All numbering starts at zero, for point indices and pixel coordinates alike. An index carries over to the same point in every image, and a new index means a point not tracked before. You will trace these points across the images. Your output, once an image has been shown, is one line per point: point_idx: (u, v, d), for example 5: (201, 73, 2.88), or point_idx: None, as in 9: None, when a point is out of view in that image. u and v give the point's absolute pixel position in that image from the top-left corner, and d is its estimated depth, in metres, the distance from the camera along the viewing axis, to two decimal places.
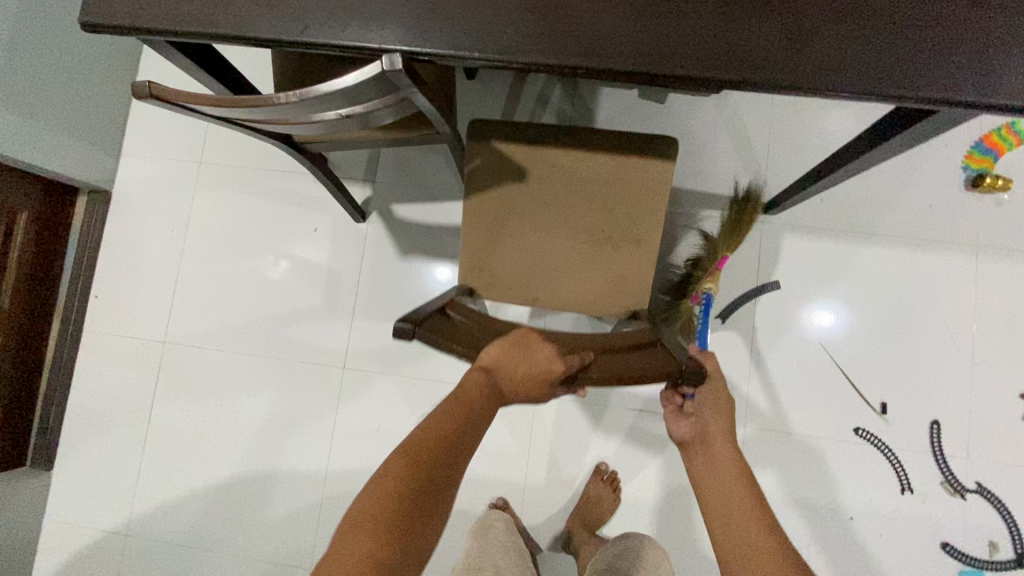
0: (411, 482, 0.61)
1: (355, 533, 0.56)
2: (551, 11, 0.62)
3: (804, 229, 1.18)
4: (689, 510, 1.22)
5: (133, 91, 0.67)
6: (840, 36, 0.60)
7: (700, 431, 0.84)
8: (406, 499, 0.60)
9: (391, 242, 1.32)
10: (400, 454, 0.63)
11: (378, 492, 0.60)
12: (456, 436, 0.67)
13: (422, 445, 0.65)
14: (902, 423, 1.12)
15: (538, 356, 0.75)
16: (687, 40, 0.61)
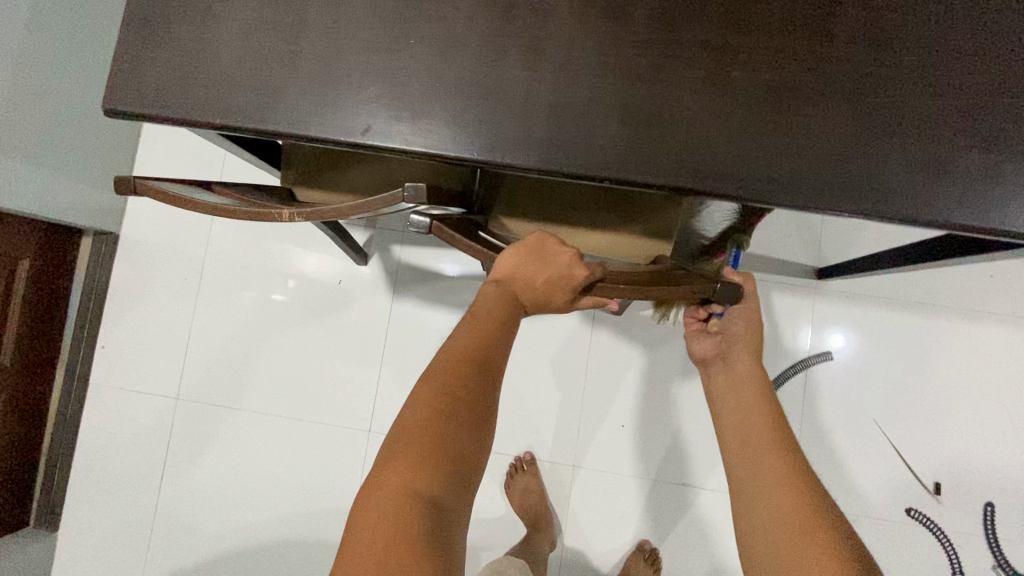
0: (433, 416, 0.52)
1: (382, 472, 0.49)
2: (652, 121, 0.55)
3: (855, 297, 1.13)
4: None
5: (116, 185, 0.62)
6: (985, 163, 0.52)
7: (727, 349, 0.75)
8: (430, 433, 0.51)
9: (386, 282, 1.25)
10: (419, 389, 0.54)
11: (400, 431, 0.51)
12: (478, 359, 0.56)
13: (441, 373, 0.54)
14: (955, 504, 1.08)
15: (557, 261, 0.64)
16: (803, 160, 0.53)
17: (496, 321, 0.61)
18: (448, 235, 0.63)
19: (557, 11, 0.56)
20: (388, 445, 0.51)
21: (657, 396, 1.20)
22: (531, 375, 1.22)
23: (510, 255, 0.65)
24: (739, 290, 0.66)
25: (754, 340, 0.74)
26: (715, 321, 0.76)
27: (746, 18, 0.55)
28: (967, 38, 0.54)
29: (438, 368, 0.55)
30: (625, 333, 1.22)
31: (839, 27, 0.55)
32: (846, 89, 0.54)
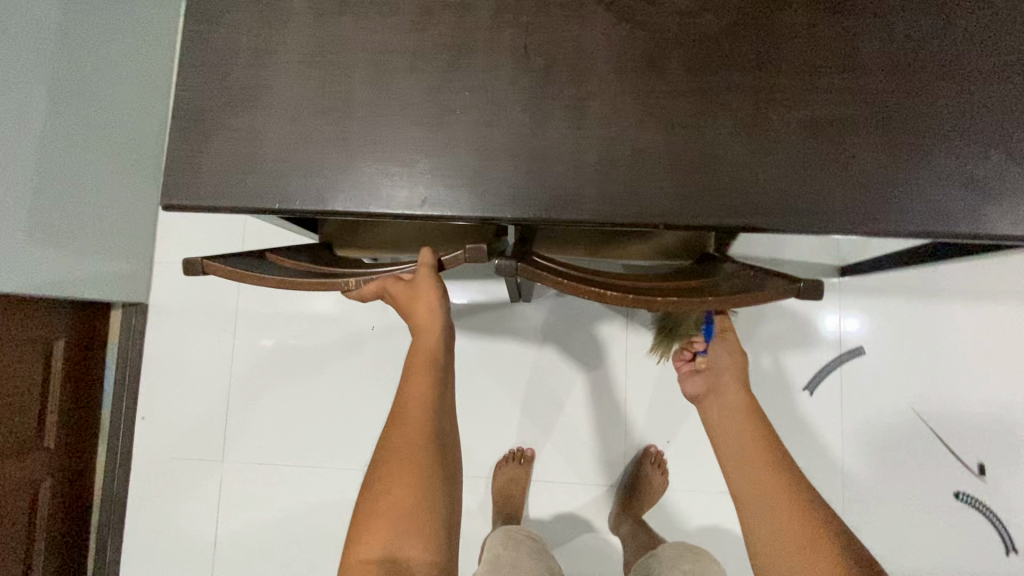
0: (403, 489, 0.59)
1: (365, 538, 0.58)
2: (700, 167, 0.57)
3: (878, 291, 1.16)
4: None
5: (188, 270, 0.65)
6: (1019, 177, 0.55)
7: (716, 383, 0.72)
8: (403, 502, 0.59)
9: None
10: (382, 456, 0.62)
11: (376, 501, 0.59)
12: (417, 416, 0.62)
13: (398, 445, 0.61)
14: (1000, 482, 1.10)
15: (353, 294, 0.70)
16: (848, 189, 0.56)
17: (420, 370, 0.65)
18: (533, 273, 0.61)
19: (596, 71, 0.60)
20: (367, 511, 0.60)
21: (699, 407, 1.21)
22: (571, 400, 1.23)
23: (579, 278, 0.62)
24: (823, 287, 0.59)
25: (739, 371, 0.72)
26: (701, 358, 0.74)
27: (776, 61, 0.58)
28: (984, 62, 0.57)
29: (398, 443, 0.61)
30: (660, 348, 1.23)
31: (864, 62, 0.58)
32: (880, 119, 0.57)
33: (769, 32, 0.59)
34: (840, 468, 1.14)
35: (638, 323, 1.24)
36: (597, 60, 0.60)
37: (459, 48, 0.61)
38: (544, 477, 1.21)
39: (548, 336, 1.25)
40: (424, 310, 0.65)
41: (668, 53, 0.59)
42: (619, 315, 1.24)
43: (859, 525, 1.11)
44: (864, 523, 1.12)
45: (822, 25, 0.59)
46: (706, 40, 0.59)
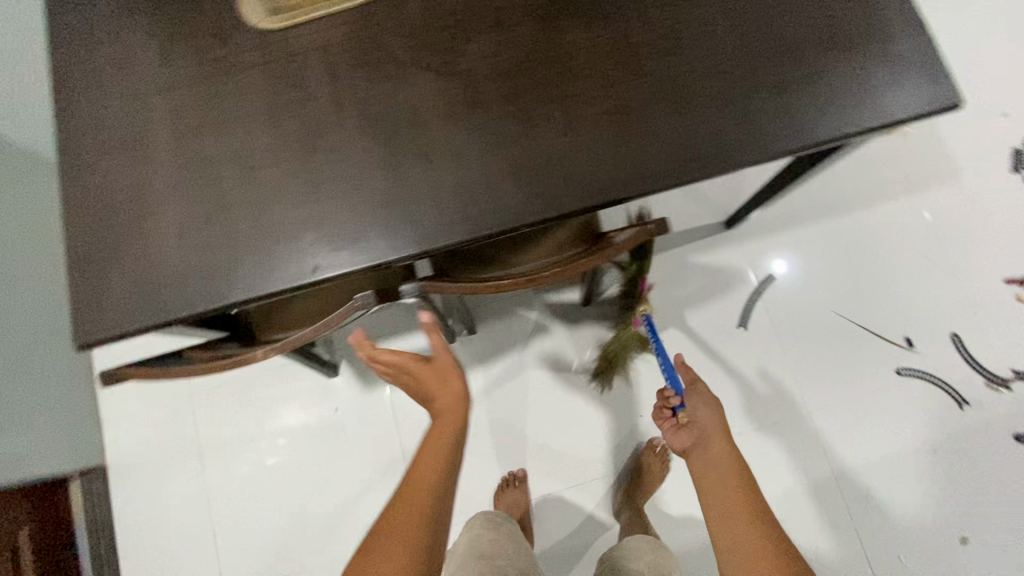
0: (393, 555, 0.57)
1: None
2: (540, 171, 0.68)
3: (767, 221, 1.30)
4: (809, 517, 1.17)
5: (104, 378, 0.70)
6: (782, 101, 0.69)
7: (701, 437, 0.78)
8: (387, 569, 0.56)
9: (369, 385, 1.27)
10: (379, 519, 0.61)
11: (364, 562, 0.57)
12: (417, 478, 0.63)
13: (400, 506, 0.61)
14: (929, 347, 1.22)
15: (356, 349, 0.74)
16: (659, 151, 0.68)
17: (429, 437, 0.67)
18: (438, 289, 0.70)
19: (432, 119, 0.69)
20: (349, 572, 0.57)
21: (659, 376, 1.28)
22: (543, 409, 1.28)
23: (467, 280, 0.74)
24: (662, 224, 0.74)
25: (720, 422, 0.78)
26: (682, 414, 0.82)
27: (571, 68, 0.70)
28: (726, 21, 0.71)
29: (400, 507, 0.61)
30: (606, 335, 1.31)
31: (638, 49, 0.70)
32: (664, 89, 0.69)
33: (559, 47, 0.70)
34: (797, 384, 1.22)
35: (578, 319, 1.32)
36: (429, 109, 0.70)
37: (313, 135, 0.70)
38: (543, 491, 1.24)
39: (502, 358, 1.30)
40: (439, 380, 0.73)
41: (485, 87, 0.70)
42: (559, 319, 1.32)
43: (832, 430, 1.19)
44: (836, 426, 1.20)
45: (597, 29, 0.71)
46: (511, 68, 0.70)
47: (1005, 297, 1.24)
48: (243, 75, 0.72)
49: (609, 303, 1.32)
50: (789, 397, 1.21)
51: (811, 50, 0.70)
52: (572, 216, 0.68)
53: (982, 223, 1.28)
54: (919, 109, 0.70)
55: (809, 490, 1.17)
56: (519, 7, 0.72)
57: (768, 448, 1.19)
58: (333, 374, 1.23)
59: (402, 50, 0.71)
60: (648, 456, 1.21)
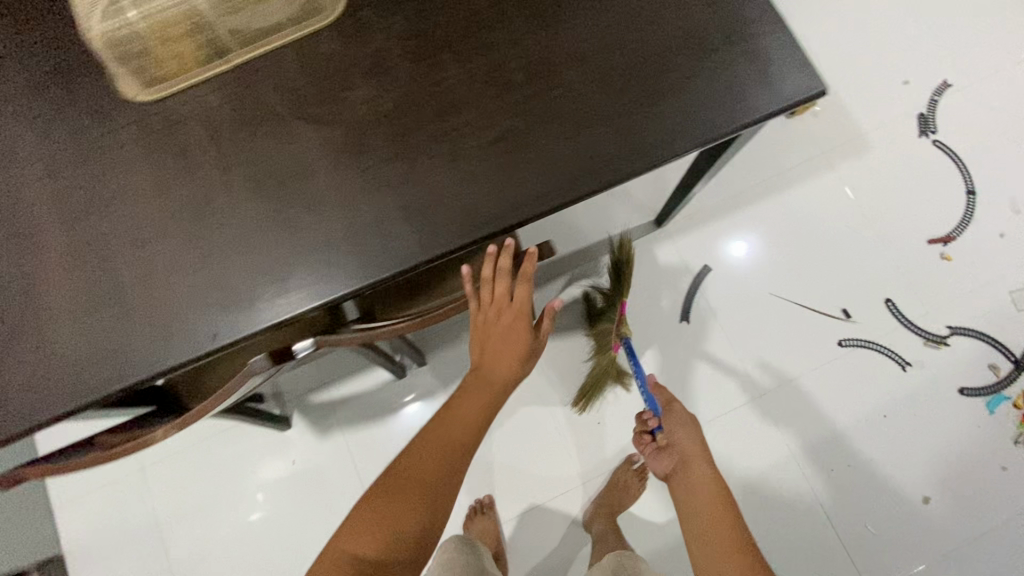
0: (413, 511, 0.68)
1: (358, 517, 0.68)
2: (430, 209, 0.69)
3: (696, 215, 1.33)
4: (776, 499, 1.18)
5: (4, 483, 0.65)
6: (657, 109, 0.71)
7: (679, 457, 0.97)
8: (406, 519, 0.67)
9: (325, 431, 1.25)
10: (413, 467, 0.72)
11: (386, 499, 0.68)
12: (453, 441, 0.75)
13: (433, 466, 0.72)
14: (866, 316, 1.25)
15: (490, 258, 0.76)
16: (543, 173, 0.70)
17: (475, 404, 0.78)
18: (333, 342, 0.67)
19: (319, 170, 0.70)
20: (373, 507, 0.68)
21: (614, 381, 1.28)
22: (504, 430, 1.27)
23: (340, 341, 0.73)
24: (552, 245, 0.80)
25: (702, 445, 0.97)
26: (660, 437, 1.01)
27: (448, 104, 0.71)
28: (591, 39, 0.73)
29: (426, 463, 0.72)
30: (557, 349, 1.31)
31: (511, 78, 0.72)
32: (541, 113, 0.71)
33: (433, 86, 0.72)
34: (746, 369, 1.24)
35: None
36: (314, 162, 0.70)
37: (201, 202, 0.70)
38: (514, 513, 1.24)
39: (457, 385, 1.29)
40: (515, 355, 0.80)
41: (366, 132, 0.71)
42: None
43: (785, 409, 1.22)
44: (789, 406, 1.22)
45: (468, 64, 0.73)
46: (390, 111, 0.71)
47: (930, 257, 1.28)
48: (123, 151, 0.71)
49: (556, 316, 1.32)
50: (740, 382, 1.23)
51: (678, 56, 0.72)
52: (468, 249, 0.70)
53: (899, 189, 1.32)
54: (792, 97, 0.72)
55: (770, 472, 1.19)
56: (391, 50, 0.73)
57: (727, 436, 1.20)
58: (286, 426, 1.21)
59: (281, 106, 0.72)
60: (624, 471, 1.22)
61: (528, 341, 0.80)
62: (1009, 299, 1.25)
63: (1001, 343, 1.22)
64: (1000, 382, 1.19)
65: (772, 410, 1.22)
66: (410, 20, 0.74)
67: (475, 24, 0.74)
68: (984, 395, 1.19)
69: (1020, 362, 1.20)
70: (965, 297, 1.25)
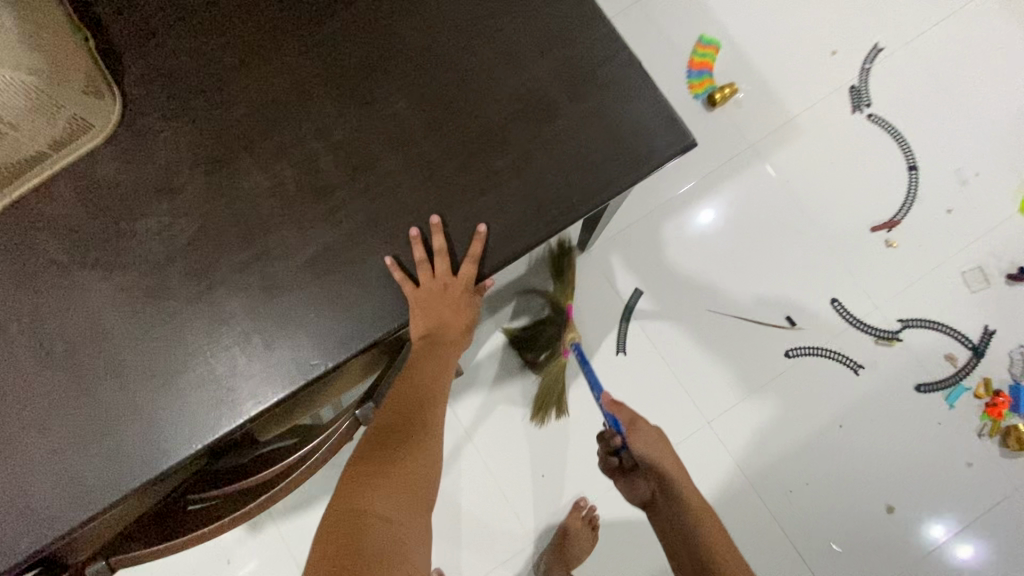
0: (425, 467, 0.58)
1: (372, 493, 0.52)
2: (257, 347, 0.60)
3: (625, 233, 1.21)
4: (741, 530, 1.11)
5: None
6: (504, 192, 0.61)
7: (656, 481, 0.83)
8: (422, 482, 0.57)
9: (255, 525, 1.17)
10: (400, 423, 0.60)
11: (395, 466, 0.55)
12: (436, 385, 0.65)
13: (421, 421, 0.61)
14: (813, 320, 1.17)
15: (435, 246, 0.60)
16: (381, 285, 0.61)
17: (439, 365, 0.66)
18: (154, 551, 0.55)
19: (119, 324, 0.60)
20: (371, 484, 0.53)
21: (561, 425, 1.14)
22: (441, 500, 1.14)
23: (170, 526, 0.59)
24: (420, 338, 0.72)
25: (676, 466, 0.82)
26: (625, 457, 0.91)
27: (258, 222, 0.60)
28: (416, 116, 0.62)
29: (402, 425, 0.60)
30: (495, 399, 1.14)
31: (328, 179, 0.61)
32: (368, 218, 0.61)
33: (238, 199, 0.61)
34: (693, 394, 1.16)
35: (459, 387, 1.14)
36: (113, 312, 0.60)
37: None
38: None
39: None
40: (464, 325, 0.68)
41: (168, 269, 0.60)
42: None
43: (738, 433, 1.14)
44: (743, 428, 1.14)
45: (276, 166, 0.61)
46: (192, 241, 0.60)
47: (875, 246, 1.20)
48: None
49: (488, 362, 1.15)
50: (688, 410, 1.15)
51: (520, 125, 0.62)
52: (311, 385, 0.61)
53: (835, 176, 1.23)
54: (662, 154, 0.62)
55: (731, 503, 1.12)
56: (181, 164, 0.61)
57: None
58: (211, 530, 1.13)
59: (61, 250, 0.60)
60: (573, 521, 1.07)
61: (478, 308, 0.68)
62: (960, 281, 1.18)
63: (955, 331, 1.15)
64: (957, 374, 1.13)
65: (725, 434, 1.14)
66: (198, 123, 0.62)
67: (277, 118, 0.62)
68: (943, 389, 1.13)
69: (978, 348, 1.14)
70: (915, 285, 1.18)
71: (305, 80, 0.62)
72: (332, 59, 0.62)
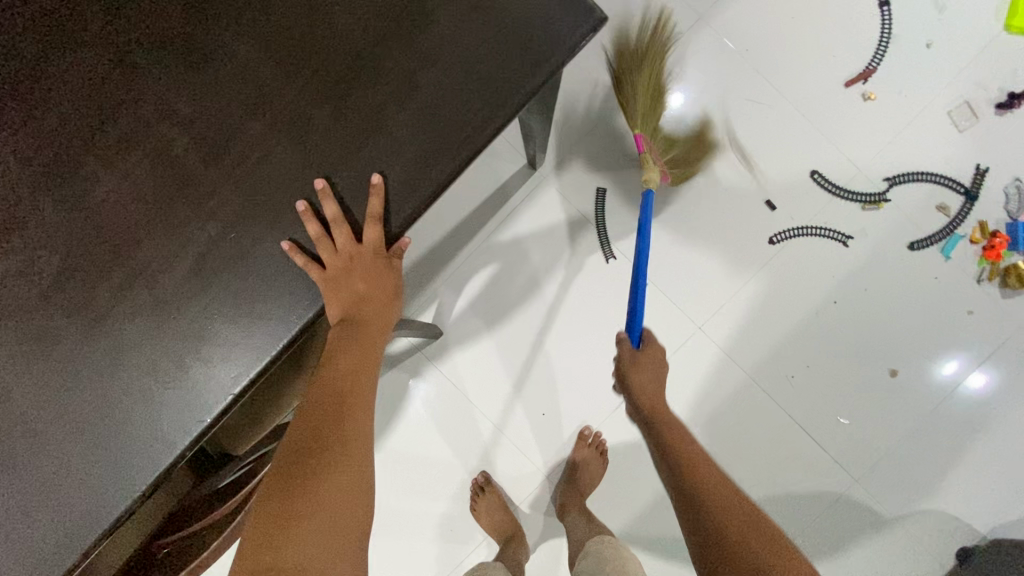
0: (351, 479, 0.52)
1: (286, 532, 0.46)
2: (166, 373, 0.52)
3: (577, 148, 1.11)
4: (748, 425, 1.10)
5: None
6: (393, 133, 0.52)
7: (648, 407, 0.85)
8: (354, 498, 0.51)
9: None
10: (313, 437, 0.52)
11: (312, 494, 0.49)
12: (363, 371, 0.58)
13: (339, 430, 0.54)
14: (793, 199, 1.09)
15: (328, 214, 0.52)
16: (285, 271, 0.53)
17: (362, 351, 0.59)
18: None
19: (4, 383, 0.51)
20: (284, 527, 0.47)
21: (552, 365, 1.10)
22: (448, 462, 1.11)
23: (175, 557, 0.55)
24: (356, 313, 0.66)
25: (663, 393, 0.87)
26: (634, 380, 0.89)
27: (126, 236, 0.52)
28: (271, 66, 0.51)
29: (317, 435, 0.53)
30: (481, 351, 1.10)
31: (187, 165, 0.52)
32: (246, 202, 0.52)
33: (95, 212, 0.52)
34: (679, 302, 1.11)
35: (438, 347, 1.10)
36: None
37: None
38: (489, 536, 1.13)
39: (382, 431, 1.10)
40: (386, 298, 0.62)
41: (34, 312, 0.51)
42: (416, 363, 1.10)
43: (731, 331, 1.10)
44: (736, 326, 1.10)
45: (127, 163, 0.52)
46: (57, 274, 0.51)
47: (851, 103, 1.09)
48: None
49: (466, 319, 1.10)
50: (677, 319, 1.10)
51: (392, 49, 0.51)
52: (253, 385, 0.54)
53: (798, 32, 1.10)
54: (566, 44, 0.51)
55: (733, 401, 1.10)
56: (9, 186, 0.51)
57: (680, 381, 1.10)
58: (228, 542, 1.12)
59: None
60: (580, 450, 1.07)
61: (397, 273, 0.61)
62: (947, 121, 1.08)
63: (945, 177, 1.07)
64: (951, 223, 1.07)
65: (719, 336, 1.10)
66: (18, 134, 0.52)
67: (105, 106, 0.51)
68: (937, 242, 1.07)
69: (971, 191, 1.07)
70: (899, 137, 1.08)
71: (125, 53, 0.51)
72: (148, 17, 0.51)
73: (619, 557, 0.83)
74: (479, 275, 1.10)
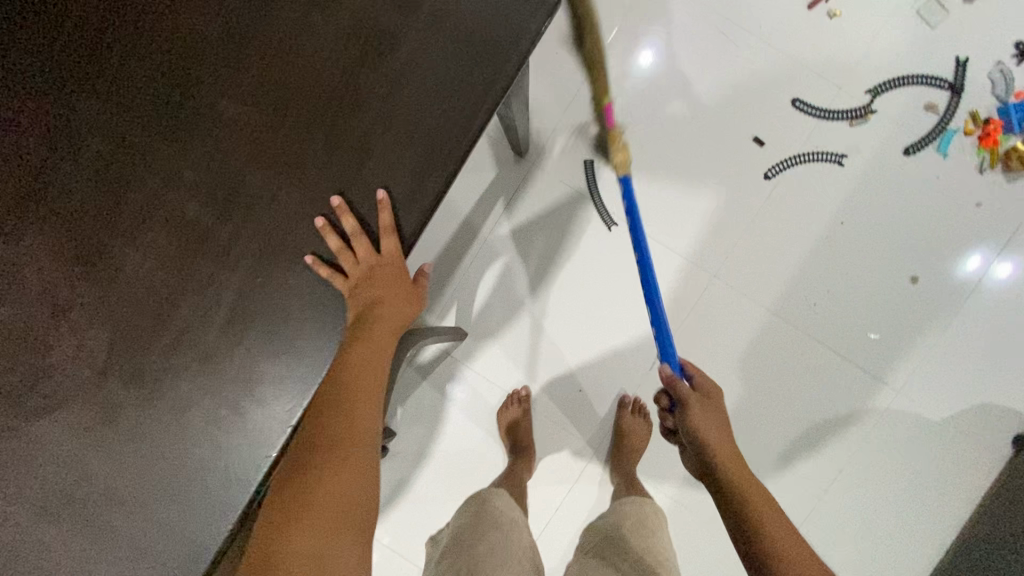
0: (354, 483, 0.50)
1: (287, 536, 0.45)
2: (227, 418, 0.56)
3: (559, 127, 1.12)
4: (780, 359, 1.12)
5: None
6: (387, 150, 0.54)
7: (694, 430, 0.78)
8: (359, 505, 0.49)
9: None
10: (323, 441, 0.52)
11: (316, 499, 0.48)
12: (375, 373, 0.57)
13: (344, 430, 0.53)
14: (780, 131, 1.10)
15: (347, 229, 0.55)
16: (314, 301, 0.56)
17: (373, 356, 0.57)
18: None
19: (86, 454, 0.55)
20: (280, 530, 0.46)
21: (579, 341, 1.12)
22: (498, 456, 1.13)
23: None
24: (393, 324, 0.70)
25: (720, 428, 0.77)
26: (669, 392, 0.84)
27: (164, 299, 0.55)
28: (259, 114, 0.54)
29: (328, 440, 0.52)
30: (507, 341, 1.13)
31: (204, 223, 0.55)
32: (266, 244, 0.55)
33: (130, 283, 0.55)
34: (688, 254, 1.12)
35: (465, 347, 1.13)
36: (61, 455, 0.54)
37: None
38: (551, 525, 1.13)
39: (429, 438, 1.13)
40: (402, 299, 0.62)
41: (98, 388, 0.55)
42: (447, 367, 1.13)
43: (745, 272, 1.11)
44: (748, 266, 1.11)
45: (148, 232, 0.55)
46: (112, 346, 0.55)
47: (817, 25, 1.09)
48: None
49: (486, 314, 1.13)
50: (690, 270, 1.12)
51: (367, 72, 0.54)
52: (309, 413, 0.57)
53: None
54: (529, 31, 0.53)
55: (760, 339, 1.12)
56: (47, 278, 0.54)
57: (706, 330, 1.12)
58: None
59: None
60: (623, 417, 1.08)
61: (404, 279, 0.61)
62: (918, 21, 1.07)
63: (927, 77, 1.07)
64: (942, 120, 1.06)
65: (734, 278, 1.12)
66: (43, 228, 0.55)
67: (117, 185, 0.54)
68: (932, 141, 1.07)
69: (956, 84, 1.06)
70: (873, 46, 1.08)
71: (123, 135, 0.54)
72: (138, 95, 0.54)
73: (642, 513, 0.90)
74: (490, 269, 1.12)
